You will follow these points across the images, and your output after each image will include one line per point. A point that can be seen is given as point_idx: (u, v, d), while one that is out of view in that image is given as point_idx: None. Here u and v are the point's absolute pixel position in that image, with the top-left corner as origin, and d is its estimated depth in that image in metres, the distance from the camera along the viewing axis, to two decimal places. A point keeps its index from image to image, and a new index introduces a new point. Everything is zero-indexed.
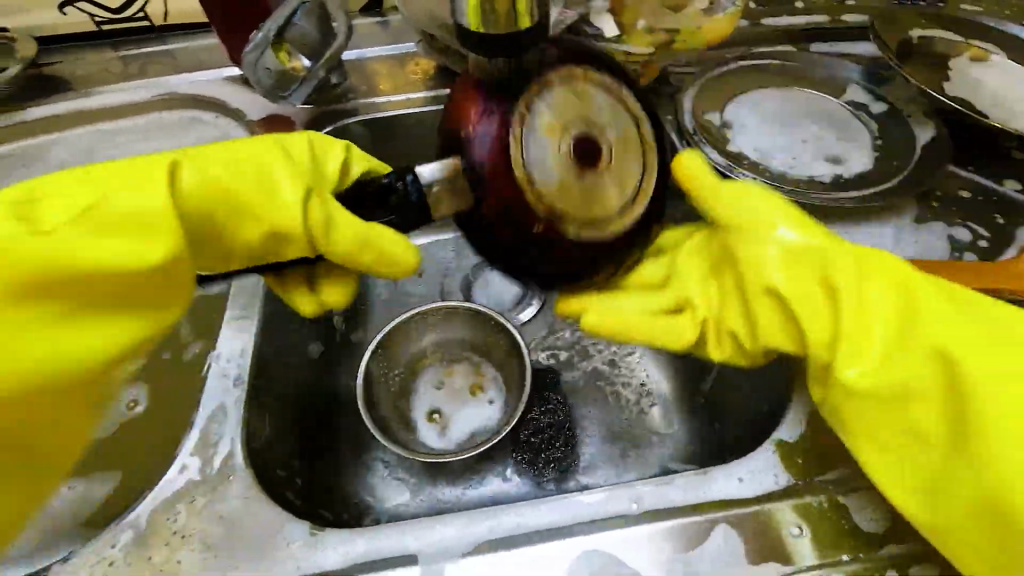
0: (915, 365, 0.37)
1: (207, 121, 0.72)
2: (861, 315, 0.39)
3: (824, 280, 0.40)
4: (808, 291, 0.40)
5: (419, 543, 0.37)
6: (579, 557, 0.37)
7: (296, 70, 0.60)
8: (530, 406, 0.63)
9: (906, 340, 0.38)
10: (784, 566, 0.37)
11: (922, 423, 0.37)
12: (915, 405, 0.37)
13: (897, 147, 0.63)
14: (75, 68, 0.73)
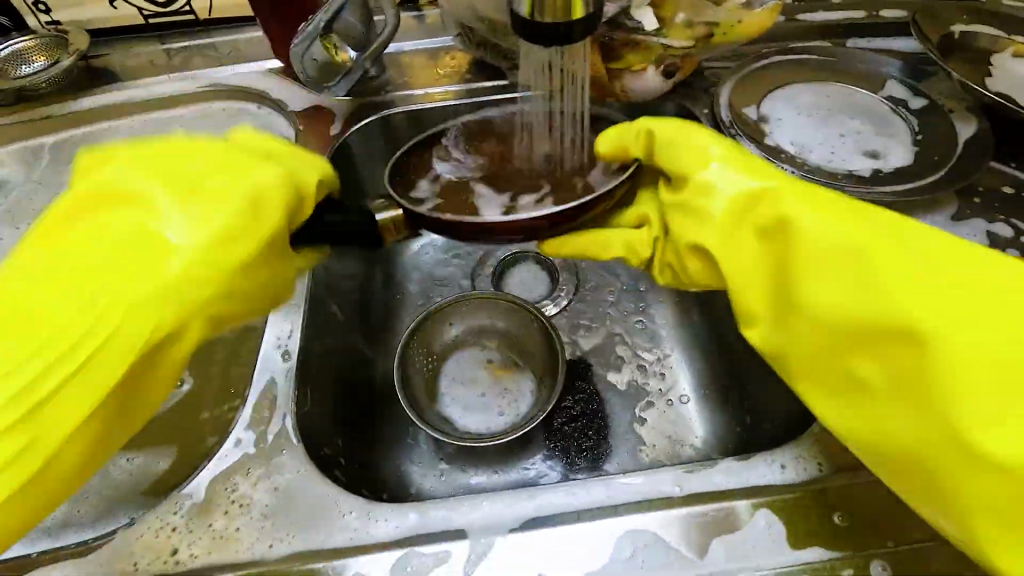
0: (849, 245, 0.38)
1: (250, 111, 0.74)
2: (795, 242, 0.40)
3: (777, 207, 0.41)
4: (759, 215, 0.42)
5: (466, 517, 0.39)
6: (622, 535, 0.38)
7: (343, 62, 0.62)
8: (562, 395, 0.63)
9: (859, 285, 0.37)
10: (829, 551, 0.37)
11: (879, 365, 0.37)
12: (850, 339, 0.38)
13: (937, 142, 0.63)
14: (123, 59, 0.75)
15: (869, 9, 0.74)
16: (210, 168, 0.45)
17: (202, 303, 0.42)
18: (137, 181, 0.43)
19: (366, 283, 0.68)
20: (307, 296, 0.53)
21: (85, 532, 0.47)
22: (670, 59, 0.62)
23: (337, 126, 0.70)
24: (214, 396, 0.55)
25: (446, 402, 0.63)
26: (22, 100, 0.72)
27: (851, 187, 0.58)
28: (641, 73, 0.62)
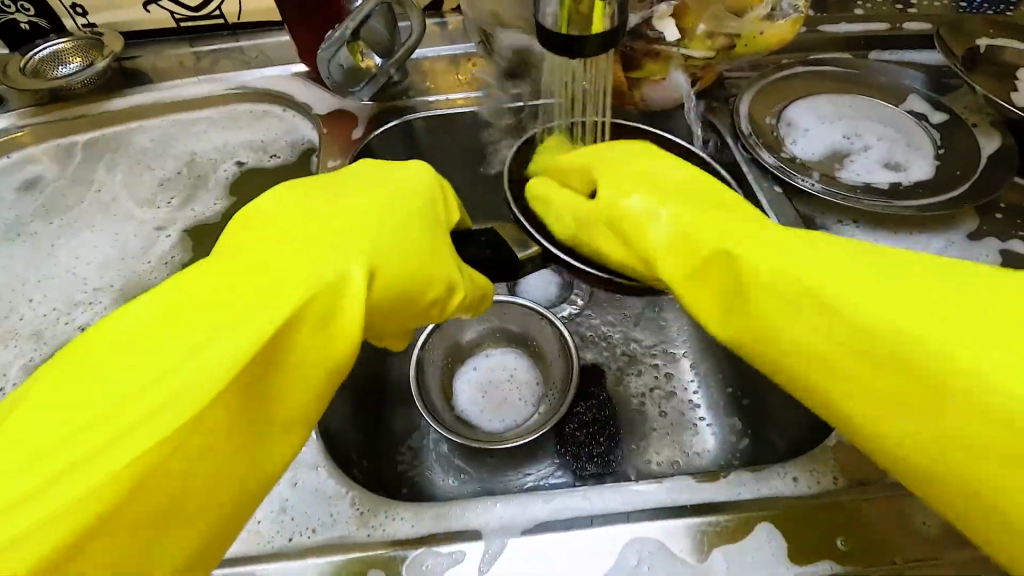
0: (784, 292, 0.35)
1: (275, 114, 0.76)
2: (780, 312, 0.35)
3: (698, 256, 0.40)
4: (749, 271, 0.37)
5: (481, 519, 0.39)
6: (629, 542, 0.38)
7: (368, 67, 0.64)
8: (575, 401, 0.64)
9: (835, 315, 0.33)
10: (840, 565, 0.37)
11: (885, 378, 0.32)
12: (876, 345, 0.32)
13: (959, 157, 0.62)
14: (154, 61, 0.78)
15: (891, 22, 0.74)
16: (385, 175, 0.44)
17: (388, 278, 0.37)
18: (336, 195, 0.41)
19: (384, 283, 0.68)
20: None
21: None
22: (690, 69, 0.63)
23: (359, 130, 0.71)
24: None
25: (458, 405, 0.64)
26: (56, 99, 0.74)
27: (869, 201, 0.57)
28: (661, 83, 0.63)
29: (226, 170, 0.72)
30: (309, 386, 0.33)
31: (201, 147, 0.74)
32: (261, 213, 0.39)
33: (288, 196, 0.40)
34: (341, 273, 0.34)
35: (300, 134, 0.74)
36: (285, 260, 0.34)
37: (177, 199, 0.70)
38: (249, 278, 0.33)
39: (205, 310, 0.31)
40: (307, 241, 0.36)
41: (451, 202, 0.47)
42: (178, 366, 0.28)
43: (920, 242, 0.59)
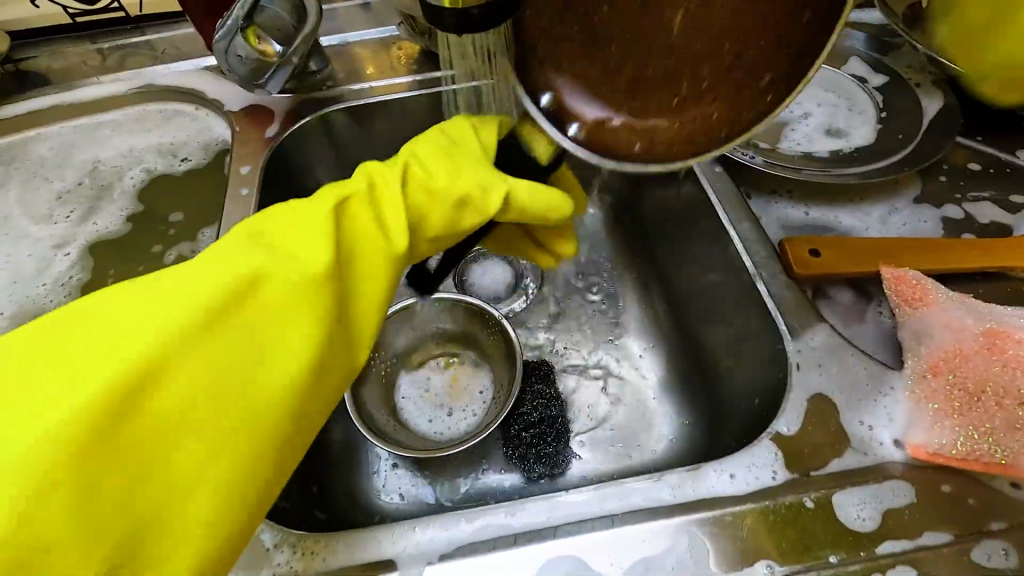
0: None
1: (187, 113, 0.69)
2: None
3: None
4: None
5: (398, 546, 0.36)
6: (547, 562, 0.35)
7: (267, 55, 0.56)
8: (521, 399, 0.60)
9: None
10: (778, 566, 0.35)
11: None
12: None
13: (904, 120, 0.60)
14: (51, 62, 0.71)
15: None
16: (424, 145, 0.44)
17: (383, 214, 0.40)
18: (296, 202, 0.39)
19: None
20: None
21: None
22: None
23: (274, 128, 0.65)
24: None
25: (400, 407, 0.61)
26: None
27: (809, 170, 0.55)
28: None
29: (131, 177, 0.65)
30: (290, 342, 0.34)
31: (106, 154, 0.67)
32: (281, 218, 0.38)
33: (282, 208, 0.39)
34: (358, 245, 0.39)
35: (214, 134, 0.68)
36: (284, 211, 0.38)
37: (77, 212, 0.62)
38: (294, 214, 0.38)
39: (231, 354, 0.33)
40: (239, 243, 0.36)
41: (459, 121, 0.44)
42: (195, 291, 0.33)
43: (865, 214, 0.56)
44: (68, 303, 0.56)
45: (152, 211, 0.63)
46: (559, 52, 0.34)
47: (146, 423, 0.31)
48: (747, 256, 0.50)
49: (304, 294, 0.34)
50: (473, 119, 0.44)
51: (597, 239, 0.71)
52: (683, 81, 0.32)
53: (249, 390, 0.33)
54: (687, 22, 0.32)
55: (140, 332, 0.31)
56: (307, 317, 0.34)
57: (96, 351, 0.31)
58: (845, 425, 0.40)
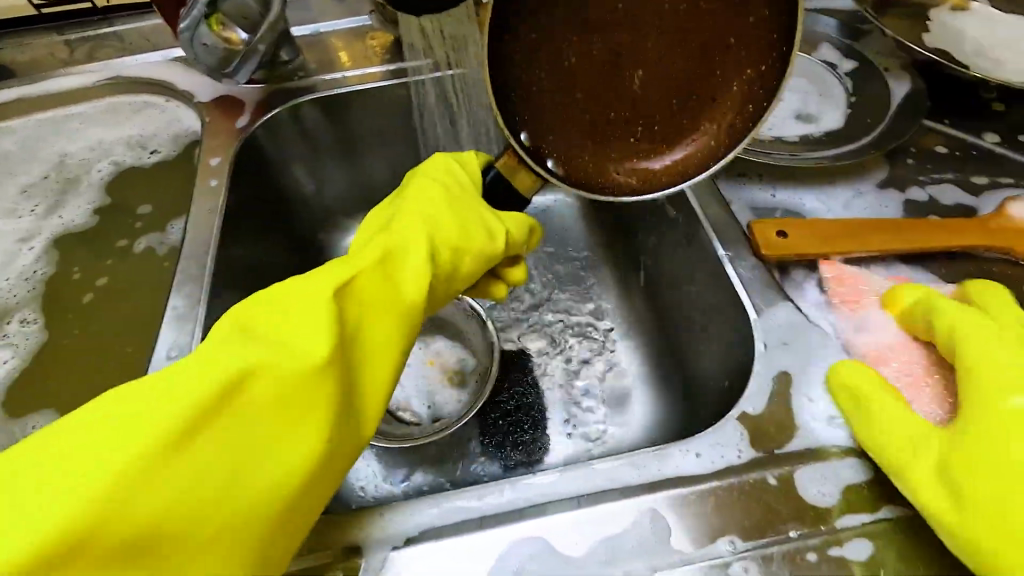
0: None
1: (157, 104, 0.68)
2: None
3: None
4: None
5: (363, 531, 0.36)
6: (511, 544, 0.35)
7: (233, 44, 0.56)
8: (498, 388, 0.61)
9: None
10: (741, 542, 0.35)
11: None
12: None
13: (873, 104, 0.60)
14: (18, 55, 0.70)
15: None
16: (426, 201, 0.44)
17: (390, 280, 0.38)
18: (296, 275, 0.36)
19: (291, 261, 0.70)
20: (205, 304, 0.49)
21: None
22: None
23: (244, 118, 0.64)
24: None
25: None
26: None
27: (778, 154, 0.55)
28: None
29: (99, 170, 0.64)
30: (287, 442, 0.31)
31: (73, 147, 0.66)
32: (284, 294, 0.35)
33: (285, 280, 0.36)
34: (365, 323, 0.36)
35: (183, 126, 0.67)
36: (286, 286, 0.35)
37: (43, 205, 0.61)
38: (294, 287, 0.35)
39: (223, 457, 0.29)
40: (237, 332, 0.33)
41: (464, 173, 0.49)
42: (187, 386, 0.29)
43: (836, 197, 0.57)
44: (32, 296, 0.55)
45: (120, 203, 0.62)
46: (557, 92, 0.43)
47: (124, 545, 0.26)
48: (717, 240, 0.51)
49: (310, 382, 0.32)
50: (454, 163, 0.48)
51: (573, 229, 0.72)
52: (638, 126, 0.45)
53: (240, 494, 0.30)
54: (646, 80, 0.44)
55: (120, 443, 0.27)
56: (308, 409, 0.32)
57: (68, 471, 0.26)
58: (810, 403, 0.40)
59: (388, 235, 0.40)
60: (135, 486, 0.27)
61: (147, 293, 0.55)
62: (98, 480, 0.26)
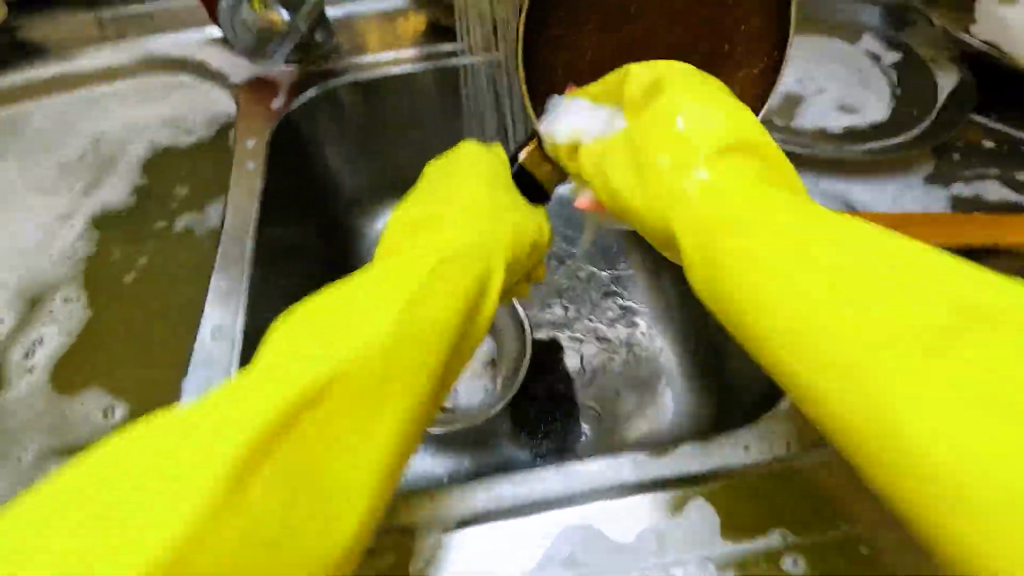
0: None
1: (190, 84, 0.68)
2: None
3: None
4: None
5: (414, 513, 0.37)
6: (561, 531, 0.36)
7: (274, 24, 0.55)
8: (530, 376, 0.61)
9: None
10: (791, 535, 0.35)
11: None
12: None
13: (919, 96, 0.59)
14: (49, 32, 0.67)
15: None
16: (468, 194, 0.48)
17: (457, 278, 0.37)
18: (357, 282, 0.36)
19: (323, 245, 0.70)
20: (248, 285, 0.50)
21: None
22: None
23: (279, 100, 0.64)
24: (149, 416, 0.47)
25: None
26: None
27: (823, 147, 0.55)
28: None
29: (135, 150, 0.64)
30: (374, 447, 0.29)
31: (107, 125, 0.66)
32: (352, 301, 0.34)
33: (348, 289, 0.35)
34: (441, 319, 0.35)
35: (218, 106, 0.66)
36: (353, 293, 0.34)
37: (81, 184, 0.61)
38: (359, 293, 0.34)
39: (312, 470, 0.27)
40: (309, 340, 0.31)
41: (502, 181, 0.51)
42: (272, 395, 0.27)
43: (879, 190, 0.56)
44: (74, 275, 0.55)
45: (157, 183, 0.62)
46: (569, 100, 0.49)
47: (222, 567, 0.24)
48: None
49: (391, 382, 0.31)
50: (485, 153, 0.53)
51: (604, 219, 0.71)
52: None
53: (331, 507, 0.28)
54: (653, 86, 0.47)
55: (205, 458, 0.25)
56: (388, 397, 0.30)
57: (156, 496, 0.24)
58: None
59: (448, 241, 0.41)
60: (225, 502, 0.25)
61: (187, 274, 0.55)
62: (185, 500, 0.24)
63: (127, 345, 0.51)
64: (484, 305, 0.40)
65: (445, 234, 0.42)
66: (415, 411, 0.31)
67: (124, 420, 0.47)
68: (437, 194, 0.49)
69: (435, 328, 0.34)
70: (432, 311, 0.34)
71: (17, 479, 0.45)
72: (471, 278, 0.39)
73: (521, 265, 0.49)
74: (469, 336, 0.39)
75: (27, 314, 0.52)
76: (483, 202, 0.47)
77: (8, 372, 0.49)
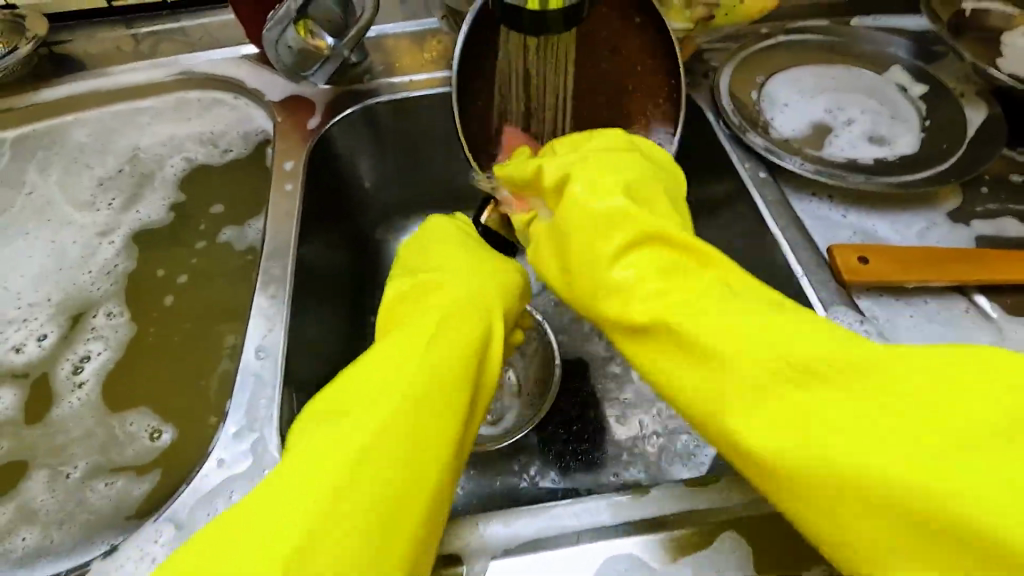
0: None
1: (225, 102, 0.68)
2: None
3: None
4: None
5: (462, 541, 0.37)
6: (607, 562, 0.36)
7: (319, 49, 0.56)
8: (557, 397, 0.62)
9: None
10: (835, 572, 0.36)
11: None
12: None
13: (947, 130, 0.60)
14: (87, 46, 0.68)
15: None
16: (461, 250, 0.48)
17: (463, 324, 0.40)
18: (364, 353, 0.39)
19: (353, 263, 0.69)
20: (289, 307, 0.50)
21: (60, 562, 0.42)
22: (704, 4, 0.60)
23: (315, 119, 0.65)
24: (196, 436, 0.48)
25: None
26: None
27: (855, 177, 0.55)
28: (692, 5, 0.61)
29: (173, 166, 0.65)
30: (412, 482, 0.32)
31: (145, 141, 0.67)
32: (360, 374, 0.37)
33: (358, 362, 0.38)
34: (453, 357, 0.37)
35: (254, 124, 0.67)
36: (361, 365, 0.38)
37: (120, 199, 0.62)
38: (369, 364, 0.38)
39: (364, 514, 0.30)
40: (330, 418, 0.35)
41: (482, 245, 0.51)
42: (314, 472, 0.31)
43: (910, 222, 0.57)
44: (115, 291, 0.56)
45: (195, 201, 0.63)
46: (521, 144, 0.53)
47: None
48: (798, 269, 0.51)
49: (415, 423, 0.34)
50: (454, 220, 0.53)
51: None
52: None
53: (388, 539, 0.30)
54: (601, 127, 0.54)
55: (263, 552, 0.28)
56: (419, 451, 0.33)
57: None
58: None
59: (449, 293, 0.43)
60: None
61: (226, 292, 0.56)
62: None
63: (171, 363, 0.52)
64: (493, 352, 0.41)
65: (444, 293, 0.43)
66: (446, 443, 0.34)
67: (171, 441, 0.48)
68: (428, 254, 0.49)
69: (446, 385, 0.36)
70: (434, 372, 0.36)
71: (67, 496, 0.45)
72: (477, 323, 0.41)
73: (516, 313, 0.49)
74: (489, 366, 0.41)
75: (72, 329, 0.53)
76: (481, 258, 0.48)
77: (58, 388, 0.50)
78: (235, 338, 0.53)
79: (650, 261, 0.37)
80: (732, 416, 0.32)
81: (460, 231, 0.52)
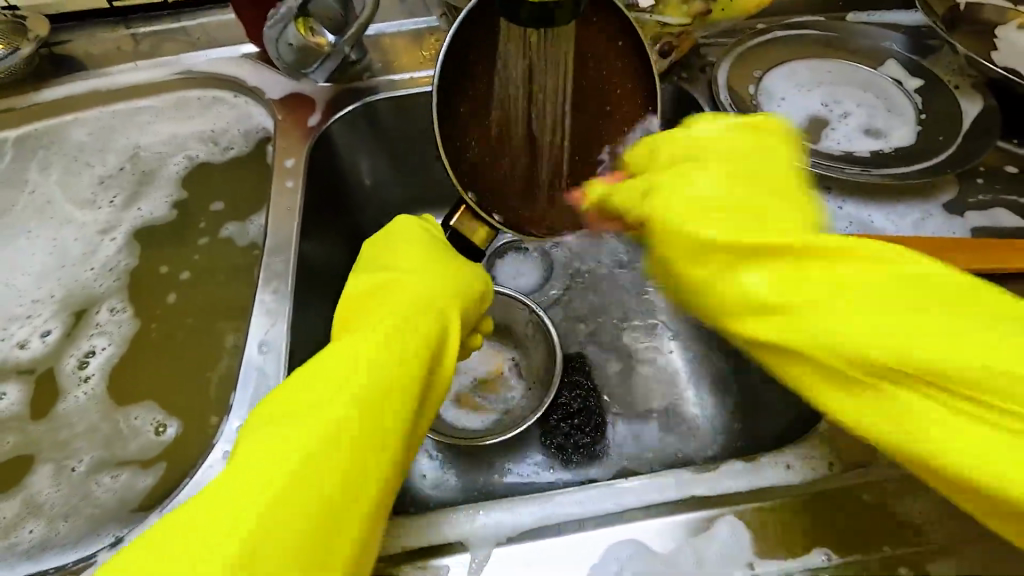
0: None
1: (225, 100, 0.68)
2: None
3: None
4: None
5: (464, 530, 0.37)
6: (609, 549, 0.37)
7: (319, 46, 0.57)
8: (559, 390, 0.60)
9: None
10: (835, 556, 0.36)
11: None
12: None
13: (942, 122, 0.61)
14: (87, 46, 0.68)
15: None
16: (420, 250, 0.48)
17: (418, 321, 0.40)
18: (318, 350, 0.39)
19: (353, 260, 0.70)
20: (291, 302, 0.51)
21: (65, 554, 0.42)
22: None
23: (315, 117, 0.65)
24: (200, 430, 0.48)
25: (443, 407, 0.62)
26: None
27: (852, 169, 0.55)
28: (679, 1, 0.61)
29: (174, 164, 0.66)
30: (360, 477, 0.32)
31: (146, 139, 0.67)
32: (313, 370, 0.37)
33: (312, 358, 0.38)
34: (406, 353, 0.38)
35: (254, 122, 0.67)
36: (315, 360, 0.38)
37: (122, 197, 0.63)
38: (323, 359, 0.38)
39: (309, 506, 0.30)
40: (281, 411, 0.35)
41: (444, 246, 0.51)
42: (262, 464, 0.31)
43: (905, 214, 0.57)
44: (118, 288, 0.56)
45: (196, 199, 0.63)
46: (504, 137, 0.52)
47: None
48: None
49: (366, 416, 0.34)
50: (419, 221, 0.53)
51: None
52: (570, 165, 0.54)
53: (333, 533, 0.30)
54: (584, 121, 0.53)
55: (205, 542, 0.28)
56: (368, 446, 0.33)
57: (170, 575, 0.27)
58: None
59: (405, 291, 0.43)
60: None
61: (228, 288, 0.57)
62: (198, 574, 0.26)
63: (174, 358, 0.52)
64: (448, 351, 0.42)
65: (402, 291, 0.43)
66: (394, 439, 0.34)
67: (176, 435, 0.48)
68: (388, 254, 0.48)
69: (398, 380, 0.36)
70: (391, 372, 0.36)
71: (73, 490, 0.45)
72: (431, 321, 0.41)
73: (473, 316, 0.49)
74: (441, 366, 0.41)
75: (76, 326, 0.54)
76: (440, 258, 0.48)
77: (63, 384, 0.50)
78: (237, 333, 0.53)
79: (774, 277, 0.33)
80: (846, 403, 0.33)
81: (423, 232, 0.52)
